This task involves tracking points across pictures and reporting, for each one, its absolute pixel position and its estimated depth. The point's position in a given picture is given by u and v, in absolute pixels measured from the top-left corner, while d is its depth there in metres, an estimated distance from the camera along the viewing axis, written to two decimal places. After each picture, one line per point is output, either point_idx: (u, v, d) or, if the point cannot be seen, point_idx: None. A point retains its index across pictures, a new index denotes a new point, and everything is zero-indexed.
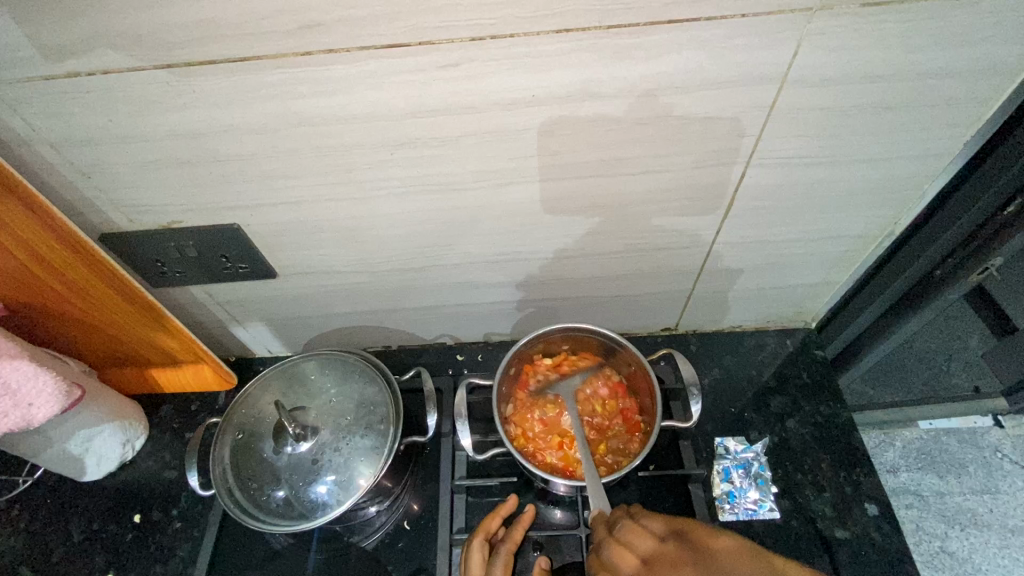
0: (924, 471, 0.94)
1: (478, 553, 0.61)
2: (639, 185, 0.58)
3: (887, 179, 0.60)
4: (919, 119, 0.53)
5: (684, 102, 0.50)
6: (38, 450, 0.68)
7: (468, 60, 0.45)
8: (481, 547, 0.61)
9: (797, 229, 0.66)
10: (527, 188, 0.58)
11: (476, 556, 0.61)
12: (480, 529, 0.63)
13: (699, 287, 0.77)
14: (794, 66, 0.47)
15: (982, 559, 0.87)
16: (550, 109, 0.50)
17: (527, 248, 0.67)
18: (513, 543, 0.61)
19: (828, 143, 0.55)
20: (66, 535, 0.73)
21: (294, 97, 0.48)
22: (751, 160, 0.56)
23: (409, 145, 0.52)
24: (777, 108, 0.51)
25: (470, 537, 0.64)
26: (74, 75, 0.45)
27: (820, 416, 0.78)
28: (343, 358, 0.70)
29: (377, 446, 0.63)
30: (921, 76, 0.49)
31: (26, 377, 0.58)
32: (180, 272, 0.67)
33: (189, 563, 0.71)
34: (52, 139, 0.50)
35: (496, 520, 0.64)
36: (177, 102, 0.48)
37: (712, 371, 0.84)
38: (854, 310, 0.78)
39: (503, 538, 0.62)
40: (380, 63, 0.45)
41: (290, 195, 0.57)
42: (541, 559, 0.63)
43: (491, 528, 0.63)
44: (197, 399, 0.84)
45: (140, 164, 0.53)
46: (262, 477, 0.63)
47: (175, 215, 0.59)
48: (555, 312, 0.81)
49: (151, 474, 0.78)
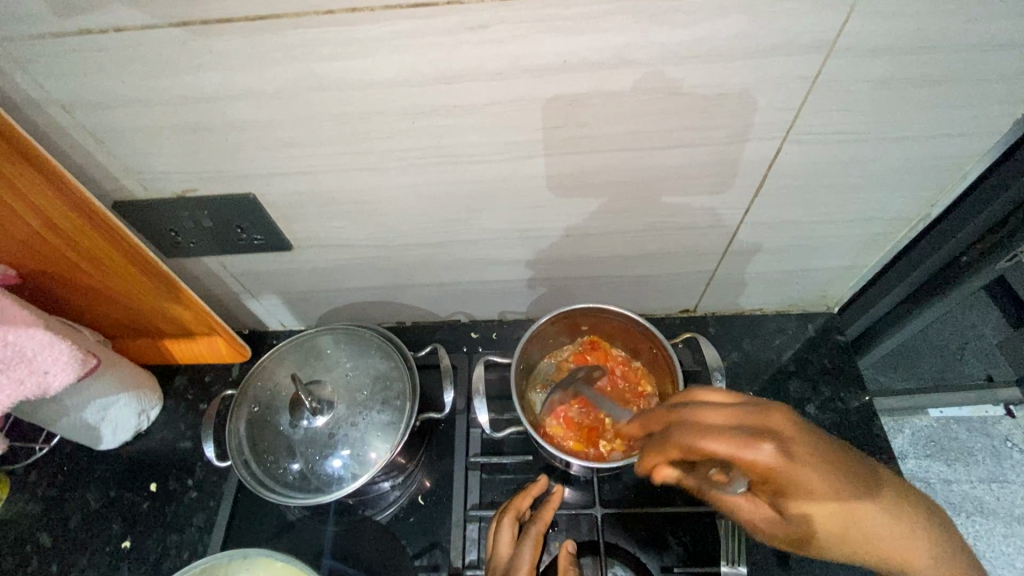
0: (933, 458, 0.92)
1: (509, 530, 0.60)
2: (668, 160, 0.56)
3: (925, 158, 0.58)
4: (967, 94, 0.50)
5: (723, 72, 0.47)
6: (55, 418, 0.68)
7: (498, 22, 0.43)
8: (511, 525, 0.61)
9: (827, 210, 0.64)
10: (552, 161, 0.56)
11: (507, 534, 0.60)
12: (511, 507, 0.63)
13: (721, 268, 0.75)
14: (842, 33, 0.45)
15: (987, 547, 0.86)
16: (583, 76, 0.47)
17: (547, 224, 0.65)
18: (541, 522, 0.60)
19: (868, 119, 0.52)
20: (83, 503, 0.74)
21: (314, 60, 0.46)
22: (787, 136, 0.54)
23: (432, 113, 0.50)
24: (820, 80, 0.48)
25: (499, 513, 0.63)
26: (87, 32, 0.43)
27: (838, 402, 0.78)
28: (359, 333, 0.69)
29: (393, 421, 0.63)
30: (976, 49, 0.46)
31: (41, 345, 0.58)
32: (196, 242, 0.65)
33: (205, 532, 0.71)
34: (64, 100, 0.49)
35: (524, 499, 0.63)
36: (193, 64, 0.46)
37: (730, 353, 0.83)
38: (878, 294, 0.77)
39: (532, 517, 0.60)
40: (404, 23, 0.43)
41: (307, 164, 0.56)
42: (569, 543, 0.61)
43: (521, 507, 0.63)
44: (210, 371, 0.84)
45: (154, 129, 0.52)
46: (278, 450, 0.62)
47: (189, 182, 0.58)
48: (573, 292, 0.80)
49: (165, 444, 0.78)
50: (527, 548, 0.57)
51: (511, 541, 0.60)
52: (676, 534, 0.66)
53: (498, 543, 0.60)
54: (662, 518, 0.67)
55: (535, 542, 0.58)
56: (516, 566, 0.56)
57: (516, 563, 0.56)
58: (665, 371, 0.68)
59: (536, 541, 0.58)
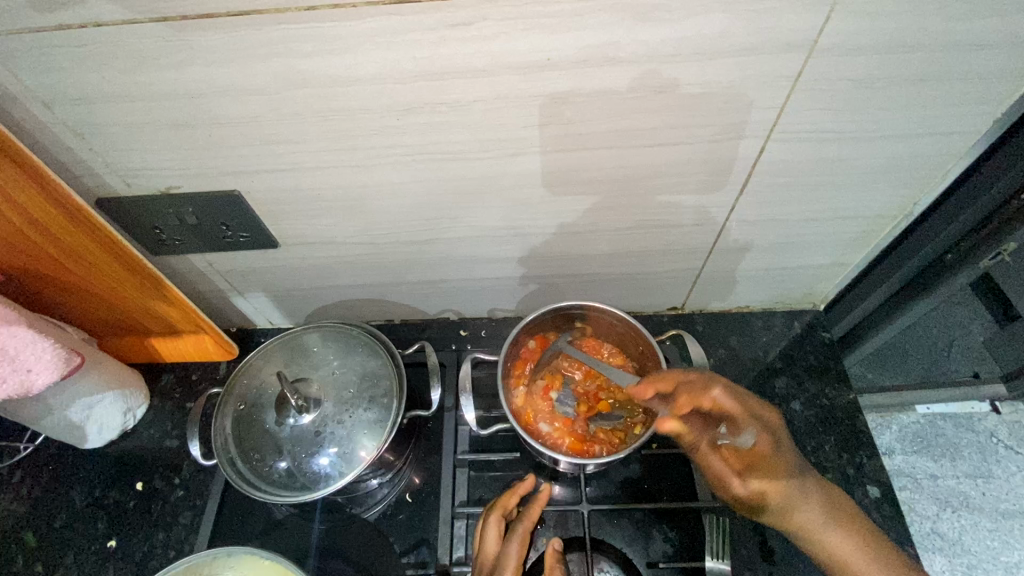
0: (919, 454, 0.93)
1: (496, 527, 0.60)
2: (654, 158, 0.57)
3: (907, 157, 0.58)
4: (947, 93, 0.51)
5: (707, 71, 0.48)
6: (38, 417, 0.68)
7: (481, 19, 0.43)
8: (498, 524, 0.61)
9: (811, 209, 0.65)
10: (539, 158, 0.56)
11: (493, 530, 0.60)
12: (499, 504, 0.63)
13: (708, 266, 0.76)
14: (824, 32, 0.45)
15: (972, 541, 0.86)
16: (568, 73, 0.47)
17: (535, 221, 0.65)
18: (528, 520, 0.60)
19: (851, 118, 0.53)
20: (69, 502, 0.73)
21: (297, 56, 0.45)
22: (771, 135, 0.54)
23: (418, 110, 0.50)
24: (802, 79, 0.49)
25: (485, 511, 0.63)
26: (66, 27, 0.43)
27: (823, 399, 0.78)
28: (346, 330, 0.69)
29: (380, 419, 0.62)
30: (956, 48, 0.47)
31: (23, 343, 0.57)
32: (181, 239, 0.65)
33: (192, 530, 0.71)
34: (44, 96, 0.48)
35: (512, 496, 0.63)
36: (174, 60, 0.45)
37: (718, 350, 0.83)
38: (863, 292, 0.77)
39: (520, 515, 0.61)
40: (388, 20, 0.43)
41: (292, 160, 0.55)
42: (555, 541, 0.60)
43: (508, 503, 0.63)
44: (198, 369, 0.83)
45: (137, 125, 0.51)
46: (265, 448, 0.62)
47: (173, 180, 0.58)
48: (561, 289, 0.80)
49: (152, 442, 0.78)
50: (514, 546, 0.58)
51: (497, 540, 0.60)
52: (663, 530, 0.67)
53: (484, 540, 0.60)
54: (648, 514, 0.68)
55: (521, 540, 0.58)
56: (504, 564, 0.56)
57: (502, 562, 0.56)
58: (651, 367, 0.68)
59: (523, 539, 0.58)
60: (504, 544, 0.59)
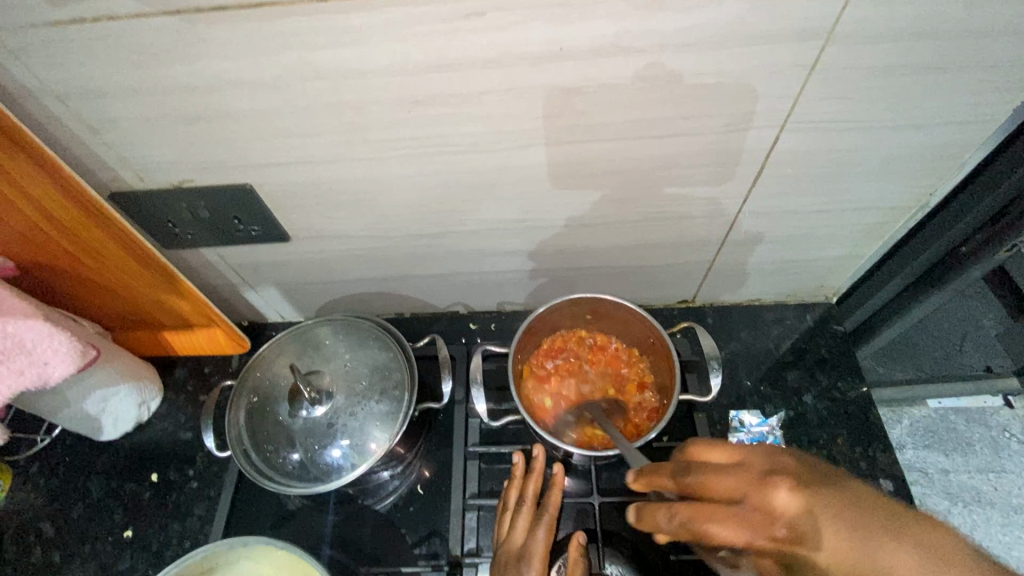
0: (931, 449, 0.92)
1: (525, 515, 0.61)
2: (666, 149, 0.56)
3: (925, 147, 0.57)
4: (966, 82, 0.50)
5: (720, 61, 0.47)
6: (55, 410, 0.68)
7: (494, 10, 0.43)
8: (525, 512, 0.61)
9: (825, 200, 0.64)
10: (550, 150, 0.56)
11: (523, 520, 0.60)
12: (525, 494, 0.62)
13: (719, 259, 0.75)
14: (841, 20, 0.44)
15: (984, 536, 0.86)
16: (579, 63, 0.47)
17: (545, 214, 0.65)
18: (553, 509, 0.60)
19: (867, 107, 0.52)
20: (85, 493, 0.74)
21: (310, 49, 0.45)
22: (785, 125, 0.54)
23: (429, 102, 0.50)
24: (818, 68, 0.48)
25: (511, 496, 0.64)
26: (79, 21, 0.43)
27: (835, 392, 0.78)
28: (357, 323, 0.69)
29: (392, 411, 0.63)
30: (977, 35, 0.46)
31: (41, 336, 0.58)
32: (193, 233, 0.66)
33: (206, 522, 0.72)
34: (58, 90, 0.49)
35: (536, 482, 0.63)
36: (187, 53, 0.46)
37: (728, 344, 0.83)
38: (876, 284, 0.77)
39: (544, 502, 0.61)
40: (401, 11, 0.43)
41: (304, 153, 0.55)
42: (580, 533, 0.60)
43: (534, 492, 0.62)
44: (210, 362, 0.84)
45: (151, 119, 0.51)
46: (278, 440, 0.63)
47: (186, 173, 0.58)
48: (571, 283, 0.80)
49: (166, 435, 0.79)
50: (540, 534, 0.58)
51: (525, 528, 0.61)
52: None
53: (513, 528, 0.60)
54: None
55: (548, 528, 0.59)
56: (529, 553, 0.57)
57: (529, 551, 0.57)
58: (664, 374, 0.68)
59: (550, 528, 0.59)
60: (531, 532, 0.59)
